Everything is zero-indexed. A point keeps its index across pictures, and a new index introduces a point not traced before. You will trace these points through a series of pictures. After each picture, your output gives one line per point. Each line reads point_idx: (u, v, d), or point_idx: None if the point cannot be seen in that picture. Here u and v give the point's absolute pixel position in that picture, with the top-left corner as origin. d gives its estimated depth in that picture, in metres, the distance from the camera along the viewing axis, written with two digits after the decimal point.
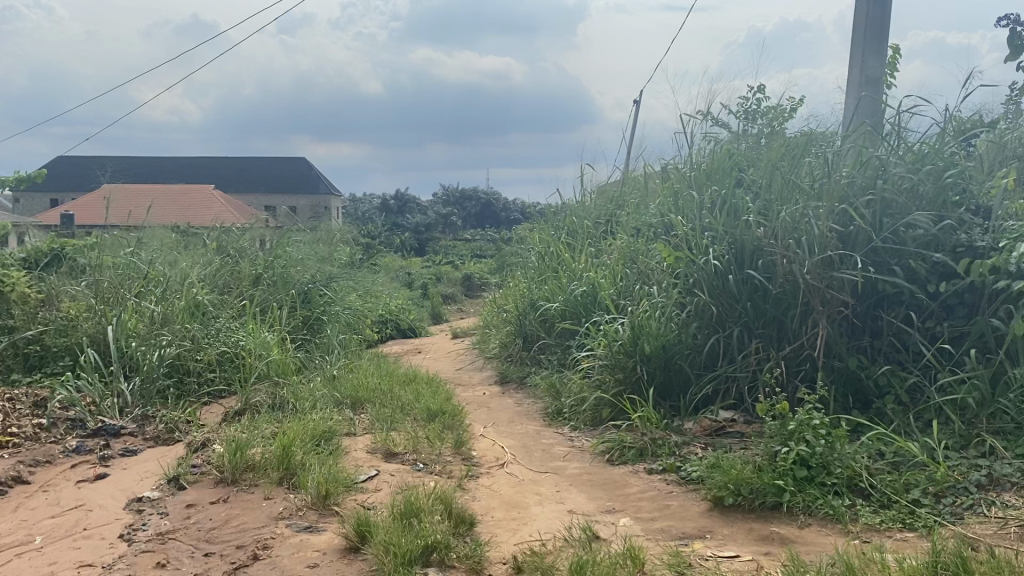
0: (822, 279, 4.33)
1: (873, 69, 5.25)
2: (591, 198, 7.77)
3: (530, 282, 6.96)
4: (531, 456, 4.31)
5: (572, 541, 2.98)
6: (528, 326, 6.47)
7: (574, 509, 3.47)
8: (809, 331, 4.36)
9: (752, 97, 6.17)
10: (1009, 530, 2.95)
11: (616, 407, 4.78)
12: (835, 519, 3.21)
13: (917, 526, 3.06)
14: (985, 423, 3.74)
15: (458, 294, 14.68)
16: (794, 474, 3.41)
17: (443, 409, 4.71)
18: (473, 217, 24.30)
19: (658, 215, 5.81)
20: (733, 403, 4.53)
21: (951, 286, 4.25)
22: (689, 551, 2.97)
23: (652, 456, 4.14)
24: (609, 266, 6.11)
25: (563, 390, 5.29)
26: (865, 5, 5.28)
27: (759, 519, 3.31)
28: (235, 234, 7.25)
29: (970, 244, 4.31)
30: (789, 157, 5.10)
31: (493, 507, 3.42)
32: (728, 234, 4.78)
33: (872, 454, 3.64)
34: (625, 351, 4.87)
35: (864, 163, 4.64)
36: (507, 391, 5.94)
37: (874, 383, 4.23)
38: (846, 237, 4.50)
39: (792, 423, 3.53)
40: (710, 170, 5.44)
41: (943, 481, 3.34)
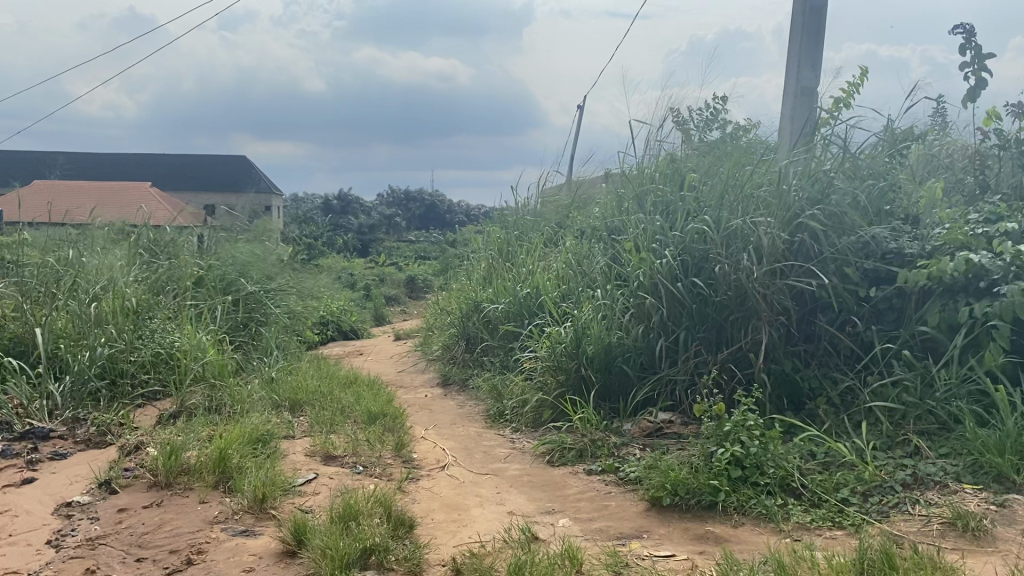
0: (769, 287, 4.44)
1: (809, 80, 5.40)
2: (539, 202, 7.81)
3: (476, 283, 6.98)
4: (472, 457, 4.31)
5: (512, 542, 3.00)
6: (471, 327, 6.46)
7: (514, 510, 3.49)
8: (748, 335, 4.46)
9: (708, 107, 6.28)
10: (932, 527, 3.09)
11: (557, 408, 4.81)
12: (767, 518, 3.29)
13: (845, 523, 3.17)
14: (911, 424, 3.89)
15: (401, 296, 14.55)
16: (728, 474, 3.49)
17: (385, 411, 4.69)
18: (417, 218, 24.07)
19: (604, 219, 5.89)
20: (672, 405, 4.59)
21: (882, 292, 4.44)
22: (627, 551, 3.01)
23: (592, 457, 4.19)
24: (554, 269, 6.16)
25: (505, 391, 5.30)
26: (802, 17, 5.43)
27: (696, 518, 3.36)
28: (173, 233, 7.12)
29: (900, 252, 4.52)
30: (732, 164, 5.21)
31: (432, 509, 3.42)
32: (674, 241, 4.86)
33: (804, 454, 3.74)
34: (567, 353, 4.90)
35: (809, 178, 4.81)
36: (449, 393, 5.94)
37: (808, 385, 4.35)
38: (792, 249, 4.63)
39: (728, 425, 3.62)
40: (656, 177, 5.53)
41: (871, 480, 3.47)
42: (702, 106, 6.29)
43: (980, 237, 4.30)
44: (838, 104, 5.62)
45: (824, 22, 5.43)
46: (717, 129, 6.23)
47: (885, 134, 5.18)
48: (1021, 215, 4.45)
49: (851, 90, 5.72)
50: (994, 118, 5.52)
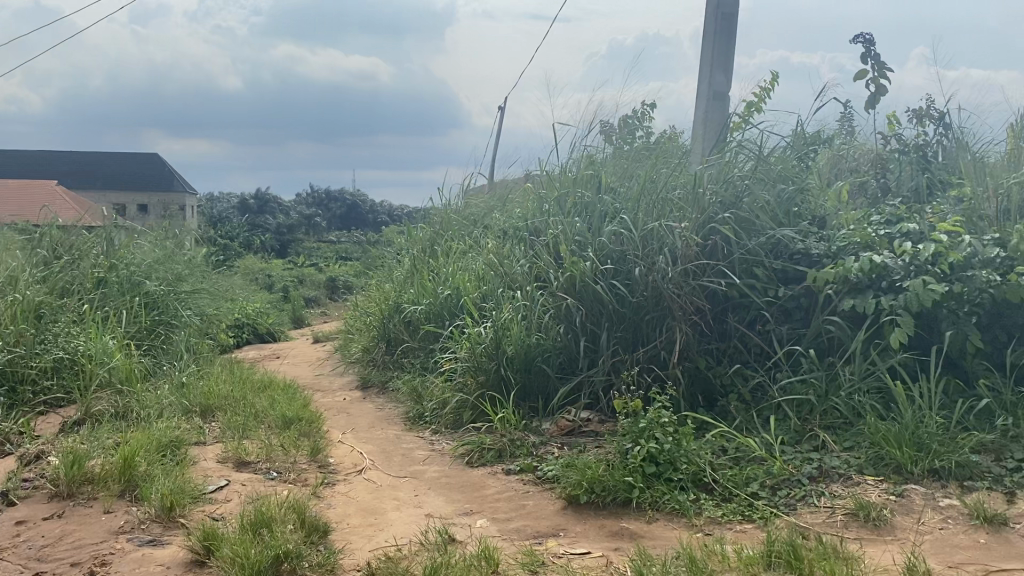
0: (684, 288, 4.55)
1: (720, 84, 5.54)
2: (460, 201, 7.79)
3: (397, 284, 6.91)
4: (390, 461, 4.27)
5: (429, 545, 2.99)
6: (391, 328, 6.37)
7: (431, 512, 3.47)
8: (663, 334, 4.54)
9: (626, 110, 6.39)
10: (836, 518, 3.21)
11: (477, 409, 4.75)
12: (680, 513, 3.37)
13: (754, 517, 3.27)
14: (818, 419, 4.04)
15: (321, 297, 14.26)
16: (643, 471, 3.55)
17: (301, 416, 4.61)
18: (337, 219, 23.46)
19: (525, 220, 5.91)
20: (590, 404, 4.63)
21: (789, 291, 4.60)
22: (543, 550, 3.04)
23: (511, 457, 4.20)
24: (475, 270, 6.15)
25: (425, 394, 5.22)
26: (714, 23, 5.58)
27: (611, 515, 3.41)
28: (77, 234, 6.88)
29: (806, 252, 4.71)
30: (648, 168, 5.30)
31: (348, 513, 3.39)
32: (592, 243, 4.92)
33: (715, 450, 3.83)
34: (486, 353, 4.86)
35: (723, 180, 4.94)
36: (367, 396, 5.87)
37: (720, 382, 4.47)
38: (705, 250, 4.75)
39: (643, 421, 3.67)
40: (574, 178, 5.59)
41: (779, 474, 3.58)
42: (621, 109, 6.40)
43: (881, 238, 4.52)
44: (750, 108, 5.77)
45: (734, 27, 5.59)
46: (635, 132, 6.35)
47: (794, 138, 5.35)
48: (918, 217, 4.70)
49: (763, 94, 5.89)
50: (896, 123, 5.77)
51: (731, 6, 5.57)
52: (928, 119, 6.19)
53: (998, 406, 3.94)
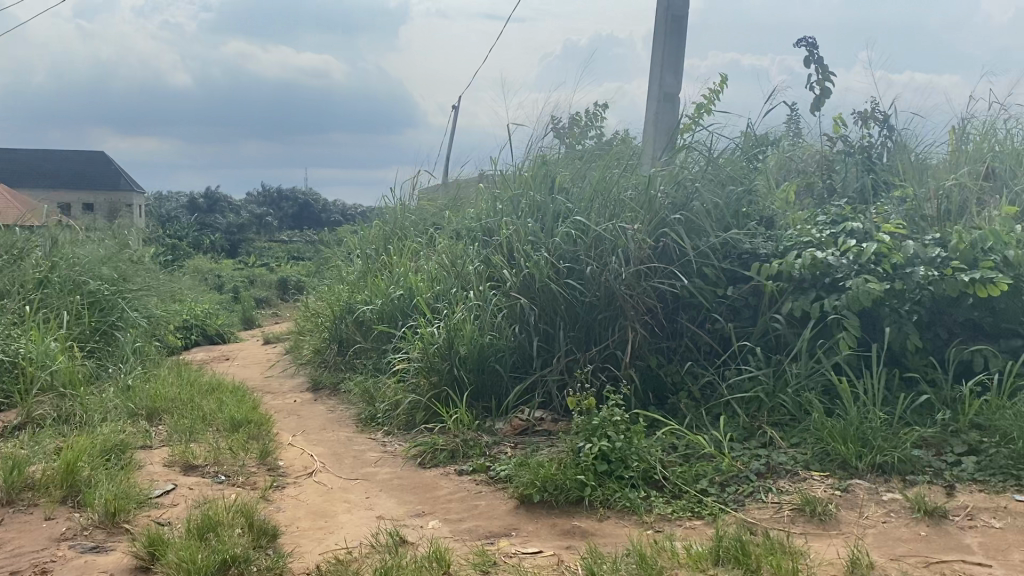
0: (636, 288, 4.59)
1: (671, 86, 5.60)
2: (413, 201, 7.75)
3: (349, 283, 6.85)
4: (341, 463, 4.24)
5: (380, 547, 2.97)
6: (343, 329, 6.31)
7: (383, 514, 3.45)
8: (615, 333, 4.58)
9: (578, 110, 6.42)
10: (783, 513, 3.27)
11: (430, 410, 4.71)
12: (631, 510, 3.40)
13: (704, 513, 3.31)
14: (766, 416, 4.11)
15: (272, 298, 14.05)
16: (595, 469, 3.57)
17: (250, 418, 4.55)
18: (289, 218, 22.92)
19: (478, 220, 5.91)
20: (543, 403, 4.63)
21: (738, 290, 4.68)
22: (495, 550, 3.04)
23: (463, 457, 4.19)
24: (428, 270, 6.13)
25: (377, 395, 5.18)
26: (664, 26, 5.65)
27: (563, 514, 3.43)
28: (18, 234, 6.70)
29: (754, 252, 4.79)
30: (600, 169, 5.34)
31: (298, 517, 3.35)
32: (546, 243, 4.91)
33: (666, 447, 3.87)
34: (439, 354, 4.80)
35: (674, 181, 5.01)
36: (319, 398, 5.82)
37: (671, 380, 4.52)
38: (657, 251, 4.81)
39: (595, 420, 3.70)
40: (527, 178, 5.61)
41: (728, 470, 3.63)
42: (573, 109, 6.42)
43: (827, 238, 4.62)
44: (700, 110, 5.85)
45: (684, 29, 5.68)
46: (588, 133, 6.38)
47: (743, 139, 5.44)
48: (862, 217, 4.82)
49: (713, 96, 5.97)
50: (841, 125, 5.90)
51: (680, 9, 5.65)
52: (872, 121, 6.33)
53: (938, 401, 4.05)
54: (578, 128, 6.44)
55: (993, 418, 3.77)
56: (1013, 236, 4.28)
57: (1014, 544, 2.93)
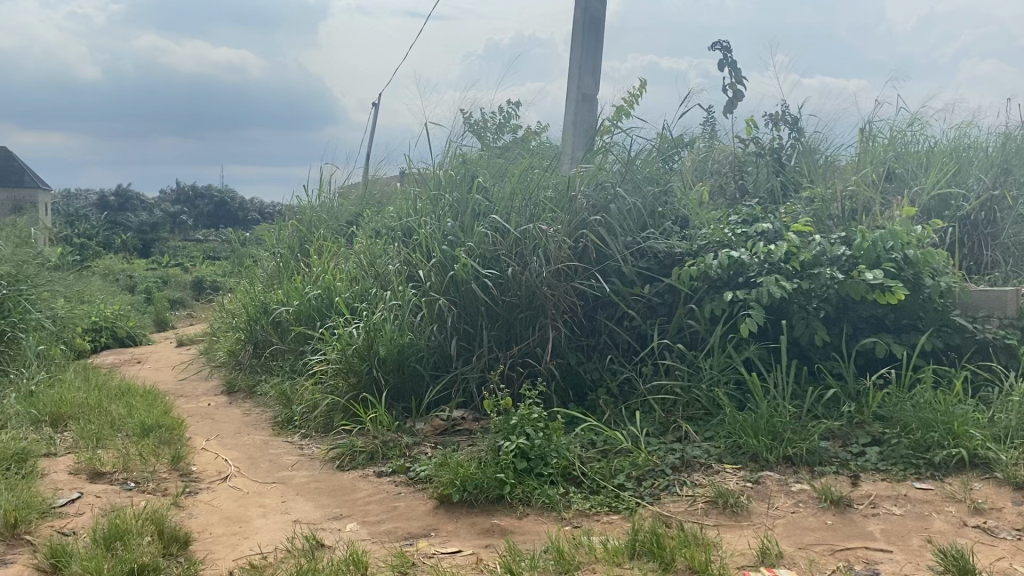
0: (555, 287, 4.64)
1: (589, 87, 5.67)
2: (332, 200, 7.64)
3: (265, 284, 6.72)
4: (257, 467, 4.15)
5: (296, 551, 2.93)
6: (259, 331, 6.19)
7: (300, 518, 3.40)
8: (535, 332, 4.61)
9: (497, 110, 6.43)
10: (696, 506, 3.35)
11: (348, 411, 4.66)
12: (550, 507, 3.43)
13: (621, 508, 3.37)
14: (681, 411, 4.20)
15: (187, 299, 13.67)
16: (514, 467, 3.58)
17: (161, 423, 4.42)
18: (205, 216, 22.31)
19: (398, 220, 5.86)
20: (463, 402, 4.63)
21: (654, 289, 4.78)
22: (413, 550, 3.03)
23: (383, 459, 4.16)
24: (346, 270, 6.05)
25: (293, 397, 5.09)
26: (582, 27, 5.72)
27: (482, 512, 3.43)
28: None
29: (670, 252, 4.89)
30: (520, 169, 5.37)
31: (211, 523, 3.28)
32: (465, 242, 4.91)
33: (584, 443, 3.92)
34: (358, 355, 4.75)
35: (592, 182, 5.07)
36: (234, 401, 5.68)
37: (590, 377, 4.58)
38: (576, 252, 4.85)
39: (514, 418, 3.71)
40: (447, 177, 5.59)
41: (644, 465, 3.70)
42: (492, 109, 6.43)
43: (739, 238, 4.75)
44: (619, 113, 5.93)
45: (601, 31, 5.76)
46: (507, 132, 6.40)
47: (660, 140, 5.54)
48: (773, 217, 4.97)
49: (631, 99, 6.06)
50: (753, 127, 6.07)
51: (597, 11, 5.74)
52: (783, 124, 6.53)
53: (843, 393, 4.20)
54: (498, 128, 6.45)
55: (893, 410, 3.94)
56: (913, 236, 4.46)
57: (913, 530, 3.07)
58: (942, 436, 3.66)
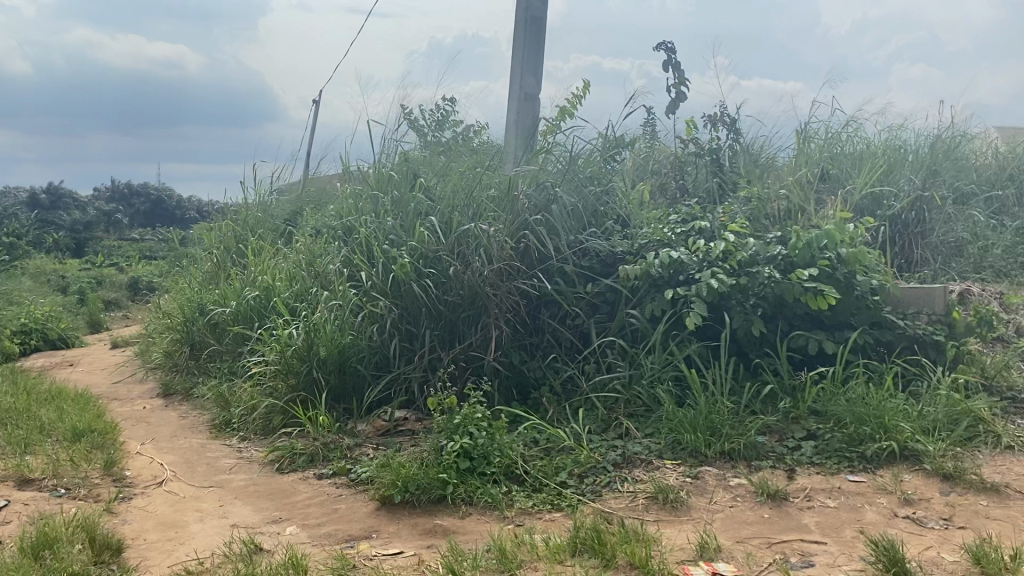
0: (498, 287, 4.64)
1: (531, 87, 5.69)
2: (272, 199, 7.53)
3: (202, 284, 6.59)
4: (194, 471, 4.07)
5: (233, 556, 2.88)
6: (195, 333, 6.06)
7: (238, 522, 3.35)
8: (478, 332, 4.61)
9: (439, 109, 6.41)
10: (637, 502, 3.39)
11: (288, 413, 4.59)
12: (492, 506, 3.43)
13: (563, 505, 3.39)
14: (622, 408, 4.24)
15: (122, 299, 13.33)
16: (457, 466, 3.58)
17: (93, 427, 4.30)
18: (140, 215, 21.58)
19: (338, 219, 5.80)
20: (406, 402, 4.60)
21: (596, 288, 4.81)
22: (354, 553, 3.01)
23: (324, 461, 4.11)
24: (285, 269, 5.97)
25: (231, 399, 5.00)
26: (524, 26, 5.74)
27: (425, 513, 3.42)
28: None
29: (611, 251, 4.93)
30: (462, 168, 5.37)
31: (146, 529, 3.21)
32: (407, 242, 4.88)
33: (527, 442, 3.94)
34: (298, 356, 4.69)
35: (535, 182, 5.09)
36: (170, 404, 5.56)
37: (533, 375, 4.60)
38: (518, 252, 4.85)
39: (457, 418, 3.70)
40: (389, 176, 5.55)
41: (586, 462, 3.72)
42: (433, 107, 6.40)
43: (678, 237, 4.82)
44: (562, 113, 5.96)
45: (542, 31, 5.80)
46: (449, 131, 6.39)
47: (601, 140, 5.59)
48: (711, 216, 5.05)
49: (574, 100, 6.10)
50: (692, 127, 6.15)
51: (538, 11, 5.78)
52: (721, 125, 6.64)
53: (779, 389, 4.29)
54: (440, 126, 6.43)
55: (827, 404, 4.03)
56: (846, 235, 4.57)
57: (846, 522, 3.14)
58: (873, 429, 3.76)
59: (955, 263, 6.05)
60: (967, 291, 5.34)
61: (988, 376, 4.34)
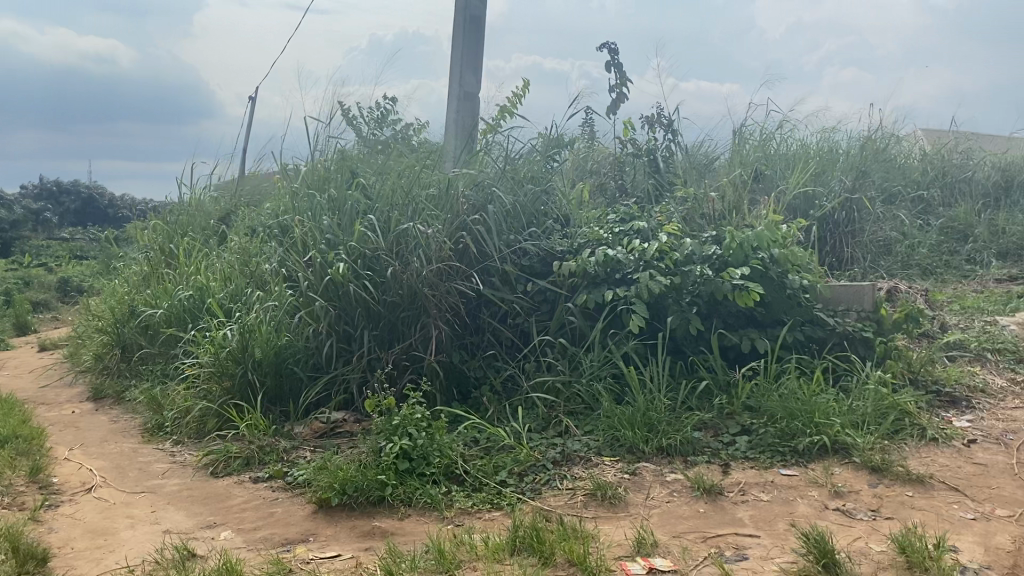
0: (437, 287, 4.62)
1: (470, 85, 5.69)
2: (206, 198, 7.37)
3: (133, 284, 6.42)
4: (124, 476, 3.97)
5: (165, 562, 2.82)
6: (126, 335, 5.91)
7: (170, 528, 3.28)
8: (417, 332, 4.59)
9: (377, 106, 6.37)
10: (576, 499, 3.41)
11: (222, 416, 4.51)
12: (432, 506, 3.43)
13: (502, 504, 3.40)
14: (562, 406, 4.27)
15: (51, 301, 12.91)
16: (395, 468, 3.56)
17: (17, 434, 4.17)
18: (71, 214, 21.03)
19: (274, 218, 5.72)
20: (344, 403, 4.56)
21: (535, 288, 4.83)
22: (291, 556, 2.97)
23: (259, 464, 4.05)
24: (220, 269, 5.85)
25: (163, 403, 4.89)
26: (462, 25, 5.74)
27: (363, 515, 3.39)
28: None
29: (550, 251, 4.96)
30: (400, 167, 5.33)
31: (73, 537, 3.12)
32: (344, 241, 4.83)
33: (467, 441, 3.94)
34: (232, 358, 4.61)
35: (474, 182, 5.09)
36: (100, 408, 5.41)
37: (473, 375, 4.61)
38: (456, 252, 4.83)
39: (396, 419, 3.68)
40: (327, 175, 5.49)
41: (526, 460, 3.74)
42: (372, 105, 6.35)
43: (616, 237, 4.86)
44: (503, 113, 5.97)
45: (481, 30, 5.81)
46: (387, 129, 6.34)
47: (541, 140, 5.61)
48: (648, 216, 5.11)
49: (514, 99, 6.11)
50: (630, 128, 6.22)
51: (477, 10, 5.79)
52: (658, 125, 6.73)
53: (715, 385, 4.37)
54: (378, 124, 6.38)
55: (761, 400, 4.12)
56: (778, 235, 4.67)
57: (779, 515, 3.22)
58: (804, 424, 3.86)
59: (883, 262, 6.26)
60: (894, 289, 5.50)
61: (914, 370, 4.47)
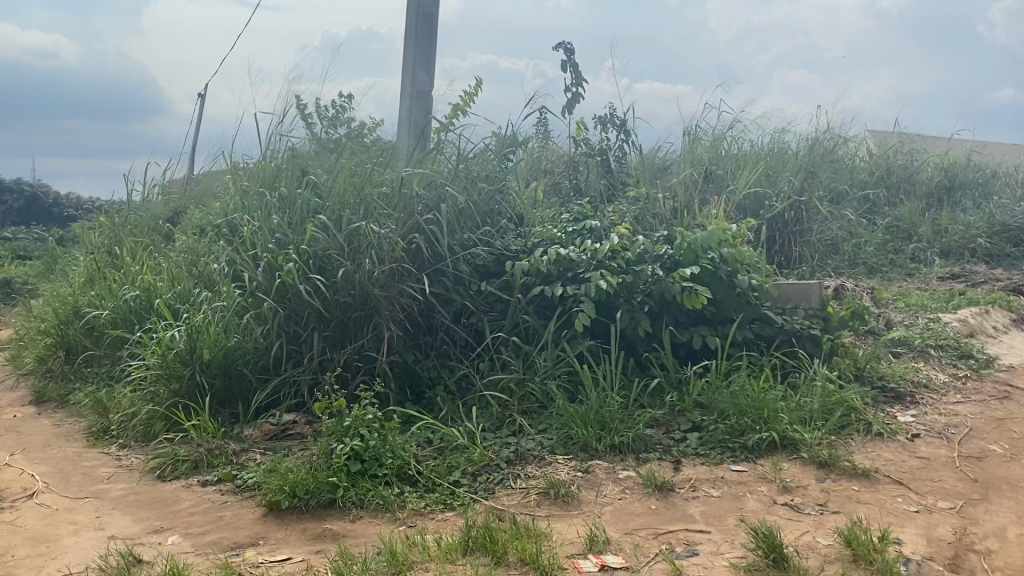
0: (390, 287, 4.59)
1: (423, 83, 5.67)
2: (154, 197, 7.22)
3: (78, 285, 6.28)
4: (68, 481, 3.88)
5: (110, 569, 2.76)
6: (70, 336, 5.77)
7: (115, 534, 3.21)
8: (369, 333, 4.56)
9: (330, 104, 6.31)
10: (529, 498, 3.42)
11: (169, 419, 4.43)
12: (384, 508, 3.41)
13: (455, 505, 3.39)
14: (516, 405, 4.28)
15: None
16: (347, 469, 3.53)
17: None
18: (14, 213, 20.46)
19: (223, 217, 5.63)
20: (296, 404, 4.51)
21: (488, 287, 4.83)
22: (240, 560, 2.93)
23: (208, 468, 3.99)
24: (168, 269, 5.75)
25: (109, 406, 4.78)
26: (415, 23, 5.72)
27: (315, 518, 3.36)
28: None
29: (504, 250, 4.96)
30: (352, 166, 5.28)
31: (14, 545, 3.04)
32: (296, 241, 4.78)
33: (420, 442, 3.92)
34: (180, 360, 4.53)
35: (427, 180, 5.07)
36: (43, 412, 5.28)
37: (427, 375, 4.59)
38: (409, 253, 4.80)
39: (347, 420, 3.65)
40: (277, 173, 5.42)
41: (479, 460, 3.73)
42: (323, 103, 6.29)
43: (569, 236, 4.88)
44: (456, 111, 5.96)
45: (434, 29, 5.79)
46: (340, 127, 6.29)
47: (495, 139, 5.60)
48: (601, 216, 5.14)
49: (468, 98, 6.10)
50: (584, 128, 6.25)
51: (430, 8, 5.77)
52: (611, 125, 6.77)
53: (667, 383, 4.41)
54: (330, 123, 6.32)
55: (712, 397, 4.17)
56: (728, 235, 4.74)
57: (728, 510, 3.26)
58: (753, 421, 3.91)
59: (830, 261, 6.38)
60: (841, 287, 5.61)
61: (860, 367, 4.56)
